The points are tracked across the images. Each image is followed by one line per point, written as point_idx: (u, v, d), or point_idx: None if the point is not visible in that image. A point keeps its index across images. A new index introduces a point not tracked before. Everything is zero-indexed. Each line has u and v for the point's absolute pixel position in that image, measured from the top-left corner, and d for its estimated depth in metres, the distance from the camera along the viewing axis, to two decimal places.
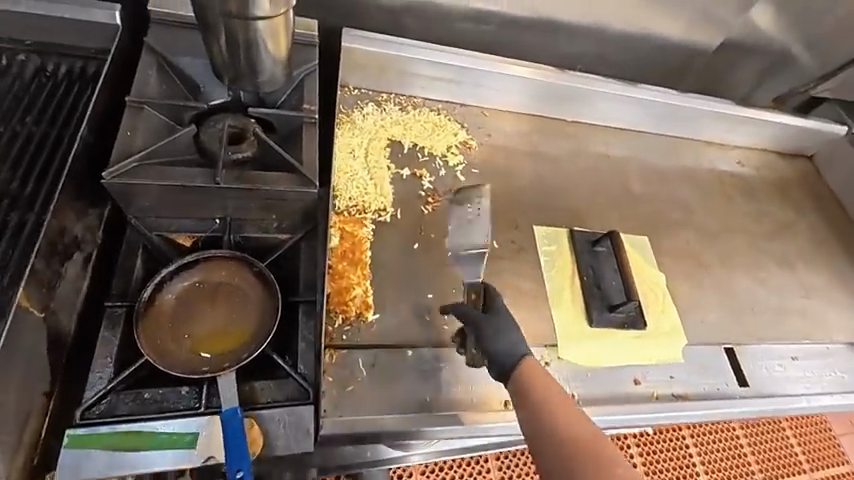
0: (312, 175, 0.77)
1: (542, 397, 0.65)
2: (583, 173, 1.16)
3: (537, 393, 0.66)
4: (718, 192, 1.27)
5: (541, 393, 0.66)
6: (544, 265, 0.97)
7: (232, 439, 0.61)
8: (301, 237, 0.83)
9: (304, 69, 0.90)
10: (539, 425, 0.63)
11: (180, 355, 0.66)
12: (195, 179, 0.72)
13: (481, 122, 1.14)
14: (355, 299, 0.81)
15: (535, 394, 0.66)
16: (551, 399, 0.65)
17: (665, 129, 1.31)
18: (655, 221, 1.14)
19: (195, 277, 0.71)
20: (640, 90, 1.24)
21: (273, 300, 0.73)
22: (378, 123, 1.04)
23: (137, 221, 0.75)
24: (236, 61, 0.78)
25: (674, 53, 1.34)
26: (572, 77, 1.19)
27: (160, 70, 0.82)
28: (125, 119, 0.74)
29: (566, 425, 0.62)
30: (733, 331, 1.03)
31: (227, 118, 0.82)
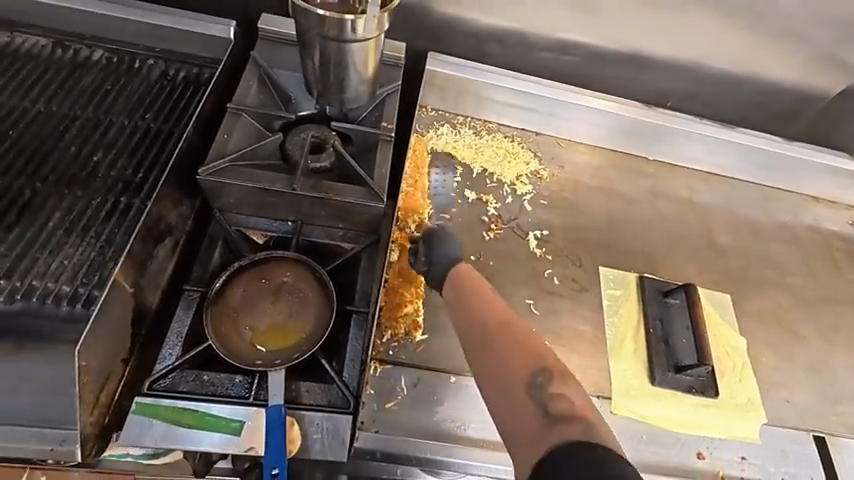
0: (381, 191, 0.81)
1: (471, 303, 0.68)
2: (661, 217, 1.09)
3: (471, 301, 0.68)
4: (823, 255, 1.12)
5: (470, 297, 0.69)
6: (606, 309, 0.91)
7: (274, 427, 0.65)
8: (363, 248, 0.85)
9: (387, 88, 0.95)
10: (470, 326, 0.66)
11: (241, 345, 0.71)
12: (275, 184, 0.78)
13: (556, 153, 1.11)
14: (407, 316, 0.81)
15: (465, 299, 0.69)
16: (480, 297, 0.68)
17: (763, 179, 1.19)
18: (740, 278, 1.03)
19: (263, 273, 0.76)
20: (735, 134, 1.16)
21: (328, 305, 0.75)
22: (449, 145, 1.05)
23: (220, 214, 0.82)
24: (326, 78, 0.83)
25: (783, 97, 1.22)
26: (658, 115, 1.14)
27: (261, 82, 0.90)
28: (224, 124, 0.83)
29: (497, 324, 0.64)
30: (827, 419, 0.89)
31: (311, 129, 0.88)
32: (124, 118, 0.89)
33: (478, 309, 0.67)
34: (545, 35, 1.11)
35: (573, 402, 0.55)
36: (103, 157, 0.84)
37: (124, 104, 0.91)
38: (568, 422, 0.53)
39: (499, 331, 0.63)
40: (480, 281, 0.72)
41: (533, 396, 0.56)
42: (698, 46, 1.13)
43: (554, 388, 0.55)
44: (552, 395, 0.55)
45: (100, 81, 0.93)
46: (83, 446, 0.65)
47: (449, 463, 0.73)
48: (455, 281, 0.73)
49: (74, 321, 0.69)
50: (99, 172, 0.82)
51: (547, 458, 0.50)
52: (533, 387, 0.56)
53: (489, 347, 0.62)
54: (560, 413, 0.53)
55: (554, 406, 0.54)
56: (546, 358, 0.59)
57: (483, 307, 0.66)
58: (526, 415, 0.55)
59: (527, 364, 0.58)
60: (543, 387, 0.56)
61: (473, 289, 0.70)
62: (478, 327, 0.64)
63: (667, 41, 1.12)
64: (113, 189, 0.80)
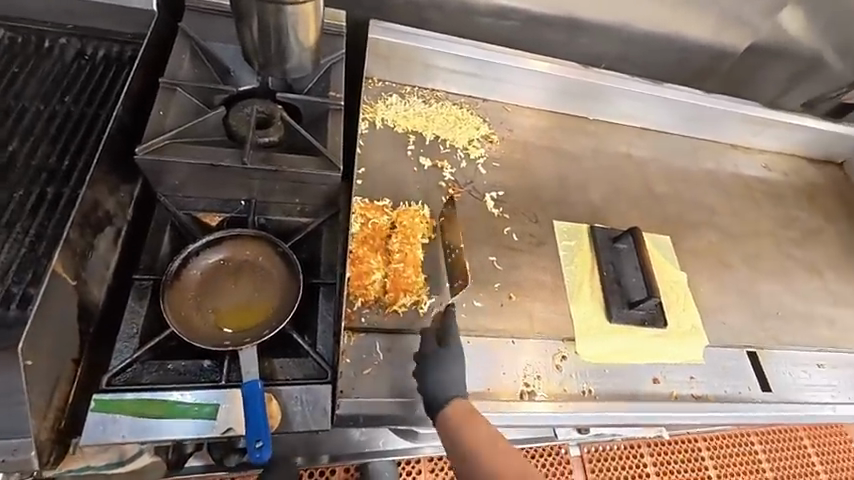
0: (337, 159, 0.79)
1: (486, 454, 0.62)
2: (604, 171, 1.15)
3: (460, 438, 0.65)
4: (743, 195, 1.25)
5: (460, 439, 0.65)
6: (563, 259, 0.96)
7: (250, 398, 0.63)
8: (322, 221, 0.84)
9: (331, 58, 0.92)
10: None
11: (204, 327, 0.67)
12: (223, 159, 0.74)
13: (504, 117, 1.14)
14: (375, 283, 0.81)
15: (463, 438, 0.65)
16: (471, 440, 0.64)
17: (689, 131, 1.30)
18: (677, 221, 1.13)
19: (221, 252, 0.73)
20: (666, 90, 1.23)
21: (295, 280, 0.74)
22: (401, 116, 1.05)
23: (165, 199, 0.78)
24: (267, 47, 0.79)
25: (701, 54, 1.33)
26: (596, 75, 1.18)
27: (194, 55, 0.85)
28: (159, 99, 0.77)
29: (503, 469, 0.61)
30: (757, 336, 1.00)
31: (254, 104, 0.83)
32: (39, 103, 0.80)
33: (476, 454, 0.62)
34: (484, 1, 1.12)
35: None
36: (19, 146, 0.75)
37: (38, 88, 0.82)
38: None
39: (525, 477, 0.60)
40: (477, 420, 0.67)
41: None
42: (625, 7, 1.19)
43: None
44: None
45: (5, 63, 0.83)
46: (39, 455, 0.60)
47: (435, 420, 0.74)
48: (446, 419, 0.68)
49: (7, 325, 0.58)
50: (17, 163, 0.74)
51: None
52: None
53: None
54: None
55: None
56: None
57: (494, 456, 0.62)
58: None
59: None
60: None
61: (464, 431, 0.66)
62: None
63: (598, 3, 1.17)
64: (36, 180, 0.72)
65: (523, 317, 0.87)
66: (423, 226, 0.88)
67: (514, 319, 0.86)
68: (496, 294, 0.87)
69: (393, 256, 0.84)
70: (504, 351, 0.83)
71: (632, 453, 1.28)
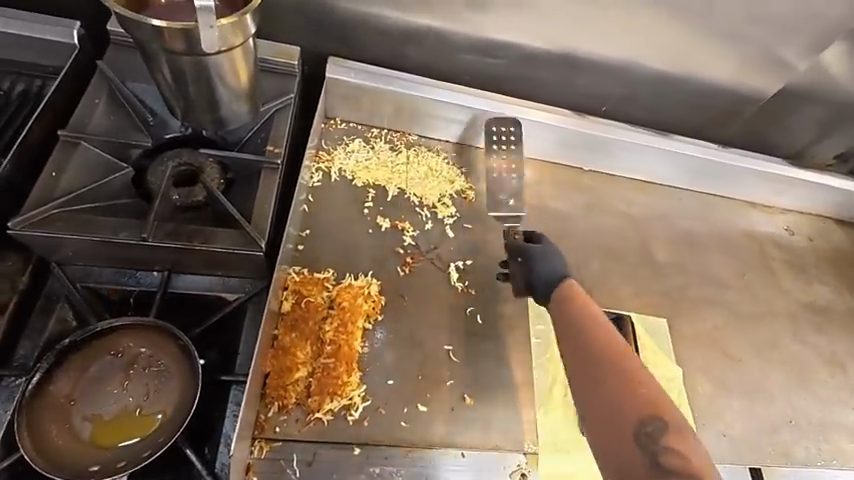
0: (259, 235, 0.67)
1: (589, 325, 0.62)
2: (596, 233, 1.01)
3: (580, 328, 0.62)
4: (760, 266, 1.08)
5: (580, 322, 0.63)
6: (535, 348, 0.81)
7: None
8: (248, 298, 0.70)
9: (275, 103, 0.80)
10: (580, 374, 0.59)
11: (72, 446, 0.56)
12: (119, 233, 0.63)
13: (483, 167, 1.00)
14: (299, 382, 0.68)
15: (577, 320, 0.63)
16: (590, 324, 0.62)
17: (699, 186, 1.14)
18: (677, 298, 0.97)
19: (110, 346, 0.62)
20: (673, 142, 1.07)
21: (193, 382, 0.61)
22: (361, 165, 0.92)
23: (58, 269, 0.67)
24: (187, 95, 0.68)
25: (718, 99, 1.16)
26: (592, 123, 1.03)
27: (112, 100, 0.74)
28: (54, 157, 0.66)
29: (611, 356, 0.58)
30: (762, 448, 0.85)
31: (178, 156, 0.71)
32: None
33: (594, 341, 0.60)
34: (467, 35, 0.98)
35: (687, 457, 0.51)
36: None
37: None
38: (681, 479, 0.50)
39: (614, 366, 0.57)
40: (591, 299, 0.66)
41: (643, 445, 0.52)
42: (631, 46, 1.04)
43: (670, 443, 0.51)
44: (668, 450, 0.51)
45: None
46: None
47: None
48: (564, 299, 0.68)
49: None
50: None
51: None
52: (642, 435, 0.52)
53: (593, 382, 0.57)
54: (672, 468, 0.50)
55: (668, 461, 0.50)
56: (663, 408, 0.53)
57: (602, 330, 0.61)
58: (628, 454, 0.52)
59: (646, 412, 0.53)
60: (657, 439, 0.51)
61: (589, 316, 0.63)
62: (599, 386, 0.56)
63: (600, 41, 1.02)
64: None
65: (479, 423, 0.73)
66: (368, 307, 0.77)
67: (467, 426, 0.73)
68: (448, 392, 0.74)
69: (325, 347, 0.71)
70: (450, 466, 0.69)
71: None
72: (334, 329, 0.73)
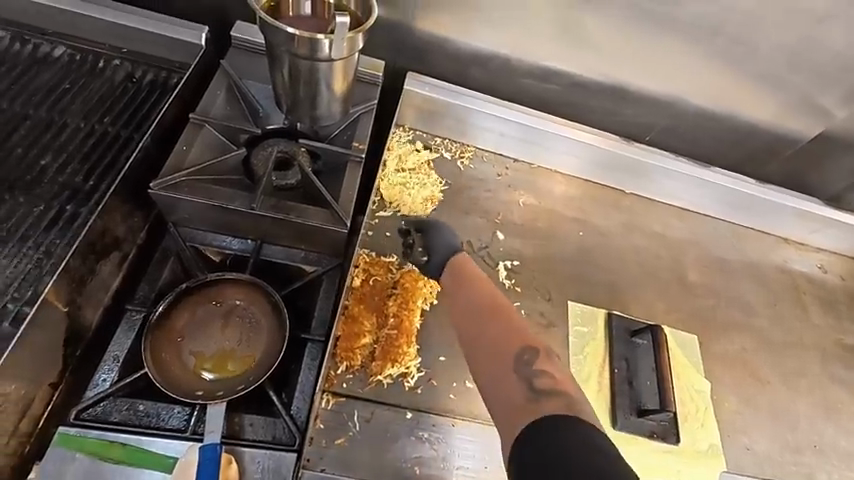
0: (345, 214, 0.77)
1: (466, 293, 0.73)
2: (634, 251, 1.08)
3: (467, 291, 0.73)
4: (792, 299, 1.13)
5: (467, 287, 0.74)
6: (572, 346, 0.90)
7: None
8: (324, 272, 0.81)
9: (361, 107, 0.92)
10: (470, 327, 0.68)
11: (180, 373, 0.66)
12: (233, 202, 0.75)
13: (533, 180, 1.10)
14: (365, 348, 0.77)
15: (462, 281, 0.75)
16: (469, 285, 0.73)
17: (735, 219, 1.20)
18: (709, 319, 1.03)
19: (213, 295, 0.72)
20: (713, 174, 1.15)
21: (281, 334, 0.71)
22: (396, 185, 0.98)
23: (174, 229, 0.78)
24: (297, 94, 0.80)
25: (759, 138, 1.23)
26: (636, 149, 1.12)
27: (229, 92, 0.87)
28: (185, 135, 0.79)
29: (489, 316, 0.68)
30: (786, 468, 0.89)
31: (278, 144, 0.83)
32: (79, 120, 0.84)
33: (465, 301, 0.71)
34: (528, 63, 1.10)
35: (554, 379, 0.59)
36: (51, 161, 0.79)
37: (82, 106, 0.86)
38: (549, 397, 0.57)
39: (492, 316, 0.68)
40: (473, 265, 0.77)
41: (520, 372, 0.61)
42: (678, 84, 1.13)
43: (537, 366, 0.60)
44: (538, 372, 0.60)
45: (59, 80, 0.88)
46: None
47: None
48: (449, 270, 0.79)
49: None
50: (46, 178, 0.77)
51: (523, 432, 0.55)
52: (522, 366, 0.61)
53: (479, 333, 0.67)
54: (542, 389, 0.58)
55: (537, 382, 0.59)
56: (532, 340, 0.64)
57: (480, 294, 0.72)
58: (514, 388, 0.60)
59: (510, 347, 0.63)
60: (530, 364, 0.61)
61: (471, 279, 0.75)
62: (477, 330, 0.67)
63: (649, 77, 1.12)
64: (59, 197, 0.75)
65: None
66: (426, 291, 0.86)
67: None
68: None
69: (388, 320, 0.80)
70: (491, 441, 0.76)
71: None
72: (398, 306, 0.82)
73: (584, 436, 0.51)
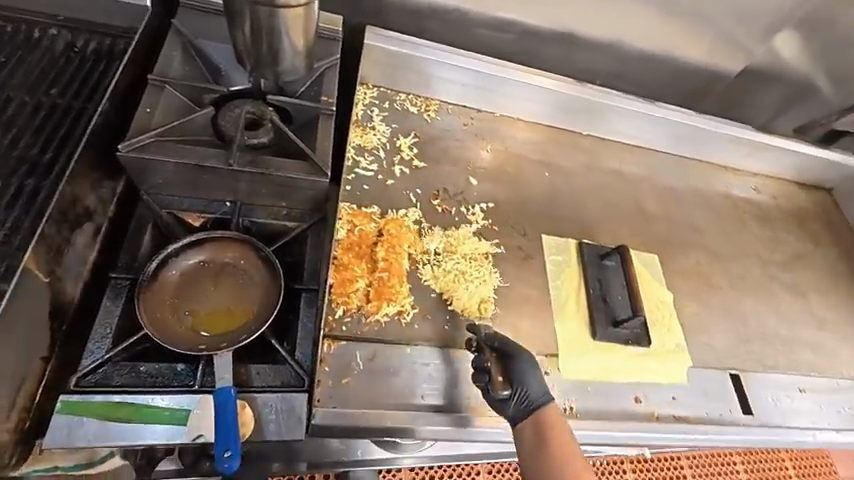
0: (324, 164, 0.78)
1: (551, 442, 0.68)
2: (595, 187, 1.16)
3: (551, 424, 0.69)
4: (733, 217, 1.26)
5: (549, 426, 0.69)
6: (550, 274, 0.96)
7: (224, 424, 0.60)
8: (308, 226, 0.83)
9: (325, 62, 0.91)
10: (550, 459, 0.66)
11: (179, 330, 0.66)
12: (209, 160, 0.73)
13: (498, 129, 1.14)
14: (358, 291, 0.80)
15: (546, 430, 0.69)
16: (556, 439, 0.68)
17: (681, 150, 1.30)
18: (666, 240, 1.13)
19: (201, 256, 0.72)
20: (659, 109, 1.24)
21: (276, 284, 0.72)
22: (366, 130, 1.01)
23: (148, 196, 0.76)
24: (259, 50, 0.79)
25: (695, 74, 1.34)
26: (590, 91, 1.18)
27: (185, 54, 0.84)
28: (146, 97, 0.76)
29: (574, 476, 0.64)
30: (740, 358, 1.01)
31: (244, 105, 0.82)
32: (24, 94, 0.79)
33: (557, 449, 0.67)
34: (482, 13, 1.12)
35: None
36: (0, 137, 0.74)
37: (24, 79, 0.81)
38: None
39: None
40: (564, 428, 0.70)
41: None
42: (622, 26, 1.20)
43: None
44: None
45: None
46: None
47: (420, 432, 0.72)
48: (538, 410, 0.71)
49: None
50: None
51: None
52: None
53: (556, 471, 0.65)
54: None
55: None
56: None
57: (559, 445, 0.67)
58: None
59: None
60: None
61: (551, 439, 0.68)
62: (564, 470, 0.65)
63: (595, 21, 1.18)
64: (15, 172, 0.71)
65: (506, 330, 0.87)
66: (410, 236, 0.89)
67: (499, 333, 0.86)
68: (481, 304, 0.87)
69: (378, 264, 0.83)
70: None
71: (614, 469, 1.39)
72: (385, 251, 0.84)
73: None
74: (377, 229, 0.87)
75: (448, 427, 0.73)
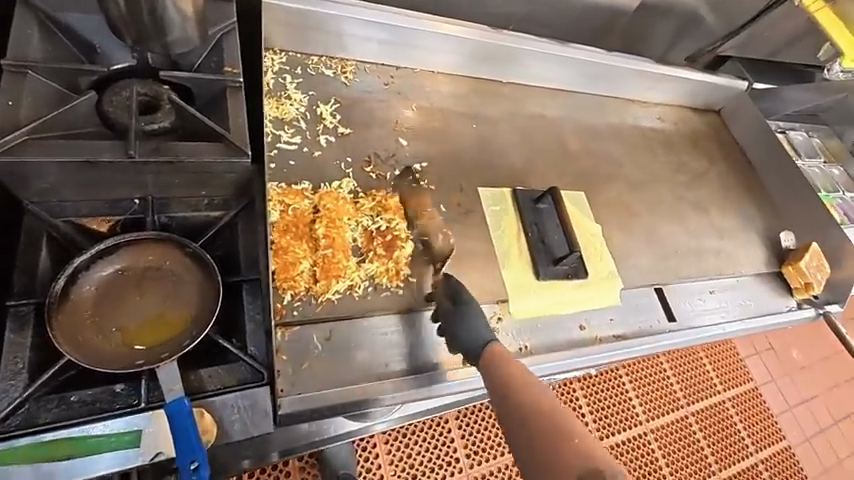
0: (242, 143, 0.71)
1: (503, 377, 0.67)
2: (521, 133, 1.18)
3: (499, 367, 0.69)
4: (643, 147, 1.36)
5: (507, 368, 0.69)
6: (491, 224, 0.99)
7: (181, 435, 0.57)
8: (236, 213, 0.75)
9: (221, 26, 0.81)
10: (510, 396, 0.64)
11: (109, 349, 0.60)
12: (102, 153, 0.64)
13: (420, 85, 1.11)
14: (304, 273, 0.76)
15: (501, 375, 0.68)
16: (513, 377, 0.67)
17: (594, 89, 1.36)
18: (589, 176, 1.20)
19: (118, 265, 0.64)
20: (570, 50, 1.27)
21: (213, 281, 0.66)
22: (283, 105, 0.93)
23: (35, 206, 0.65)
24: (139, 19, 0.68)
25: (599, 12, 1.38)
26: (505, 37, 1.18)
27: (44, 31, 0.70)
28: (4, 88, 0.64)
29: (528, 405, 0.62)
30: (662, 273, 1.13)
31: (132, 85, 0.71)
32: None
33: (510, 374, 0.67)
34: None
35: None
36: None
37: None
38: None
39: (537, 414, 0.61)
40: (512, 360, 0.69)
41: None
42: None
43: None
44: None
45: None
46: None
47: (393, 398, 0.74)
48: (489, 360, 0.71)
49: None
50: None
51: None
52: None
53: (522, 410, 0.62)
54: None
55: None
56: None
57: (513, 378, 0.66)
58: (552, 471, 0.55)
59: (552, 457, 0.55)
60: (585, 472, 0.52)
61: (506, 373, 0.68)
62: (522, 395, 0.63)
63: None
64: None
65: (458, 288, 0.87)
66: (349, 208, 0.85)
67: None
68: (428, 264, 0.86)
69: (320, 242, 0.79)
70: None
71: (566, 391, 1.53)
72: (324, 228, 0.81)
73: None
74: (313, 206, 0.83)
75: (391, 394, 0.74)
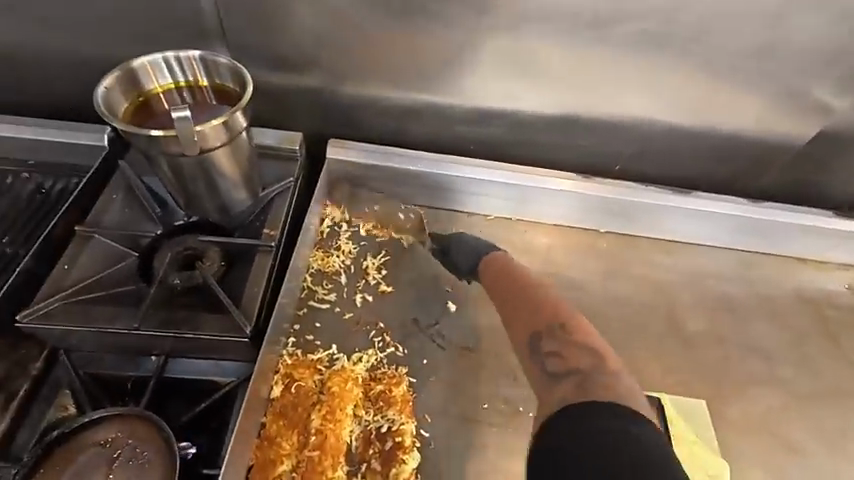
0: (245, 320, 0.67)
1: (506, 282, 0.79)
2: (613, 301, 0.93)
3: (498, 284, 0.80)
4: (815, 333, 0.94)
5: (513, 279, 0.79)
6: None
7: None
8: (236, 387, 0.70)
9: (275, 188, 0.83)
10: (512, 299, 0.76)
11: None
12: (114, 322, 0.67)
13: (488, 234, 0.98)
14: (282, 478, 0.66)
15: (504, 281, 0.80)
16: (518, 281, 0.79)
17: (736, 244, 1.02)
18: (713, 374, 0.87)
19: (99, 437, 0.63)
20: (696, 200, 0.99)
21: (172, 478, 0.60)
22: (329, 257, 0.88)
23: (65, 357, 0.70)
24: (186, 188, 0.73)
25: (745, 147, 1.03)
26: (601, 186, 0.98)
27: (128, 193, 0.80)
28: (68, 251, 0.73)
29: (530, 303, 0.74)
30: None
31: (181, 242, 0.75)
32: None
33: (517, 280, 0.79)
34: (463, 106, 0.99)
35: (586, 361, 0.64)
36: None
37: None
38: (566, 378, 0.62)
39: (533, 308, 0.72)
40: (512, 262, 0.83)
41: (537, 360, 0.66)
42: (636, 103, 0.98)
43: (557, 352, 0.65)
44: (548, 354, 0.66)
45: None
46: None
47: None
48: (489, 262, 0.85)
49: None
50: None
51: (547, 426, 0.57)
52: (535, 350, 0.67)
53: (518, 300, 0.75)
54: (555, 371, 0.64)
55: (558, 371, 0.63)
56: (558, 324, 0.69)
57: (521, 285, 0.78)
58: (534, 370, 0.66)
59: (538, 324, 0.70)
60: (542, 345, 0.67)
61: (500, 273, 0.81)
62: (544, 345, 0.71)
63: (602, 101, 0.98)
64: None
65: None
66: (358, 396, 0.74)
67: None
68: None
69: (311, 439, 0.69)
70: None
71: None
72: (319, 422, 0.70)
73: (651, 439, 0.53)
74: (319, 388, 0.74)
75: None
